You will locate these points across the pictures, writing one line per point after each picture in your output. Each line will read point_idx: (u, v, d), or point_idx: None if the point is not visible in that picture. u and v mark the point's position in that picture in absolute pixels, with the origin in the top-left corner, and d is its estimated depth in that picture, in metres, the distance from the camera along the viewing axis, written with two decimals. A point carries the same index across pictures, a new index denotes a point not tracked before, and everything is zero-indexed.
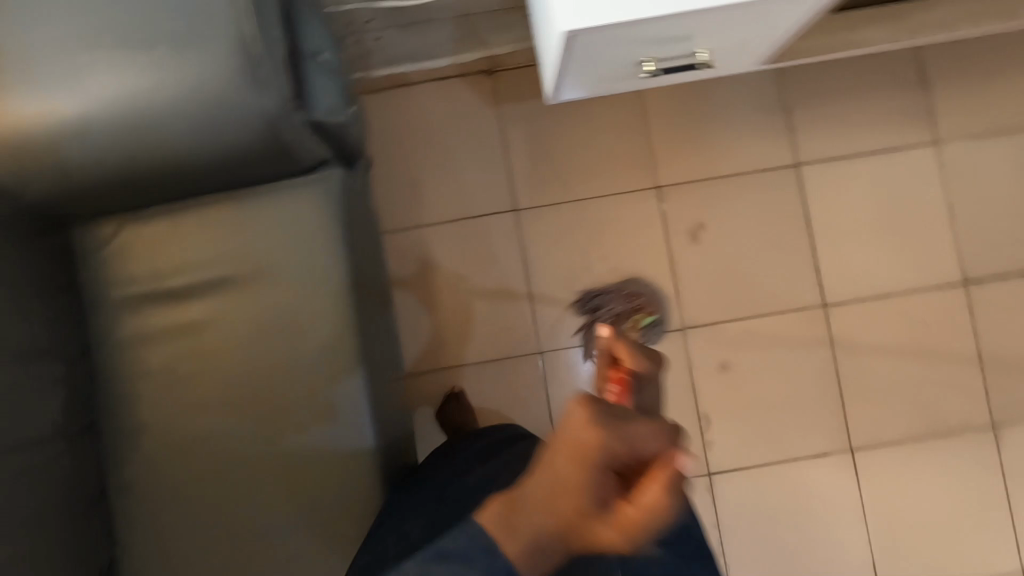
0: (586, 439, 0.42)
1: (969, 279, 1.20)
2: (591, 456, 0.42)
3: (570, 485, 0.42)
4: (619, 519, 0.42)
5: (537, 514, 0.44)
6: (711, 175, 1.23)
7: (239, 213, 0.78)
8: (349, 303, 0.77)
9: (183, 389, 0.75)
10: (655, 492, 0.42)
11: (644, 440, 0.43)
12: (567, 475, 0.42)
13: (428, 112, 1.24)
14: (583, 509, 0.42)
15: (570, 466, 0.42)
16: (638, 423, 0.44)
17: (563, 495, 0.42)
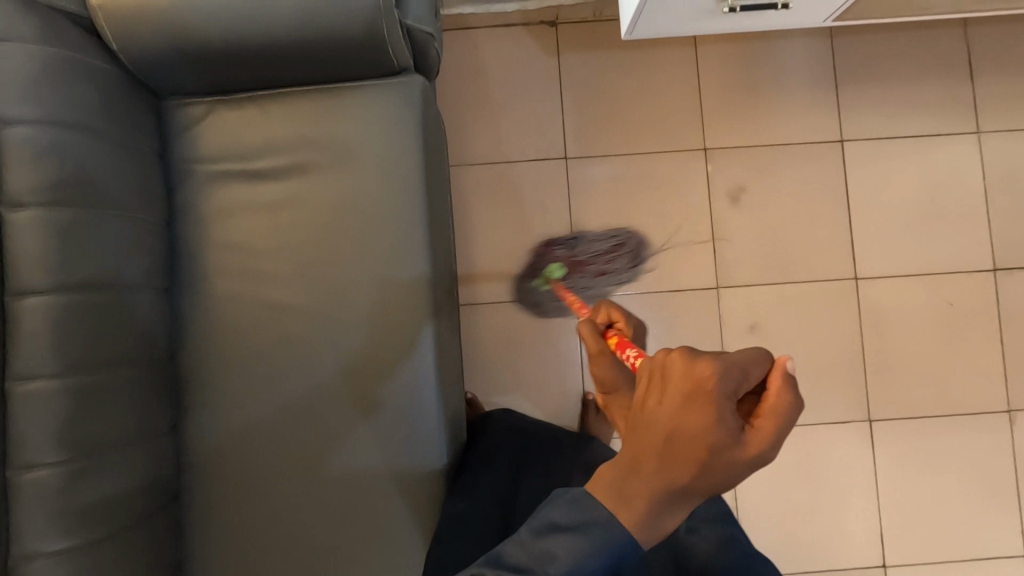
0: (705, 375, 0.44)
1: (998, 267, 1.24)
2: (715, 391, 0.44)
3: (699, 422, 0.44)
4: (749, 438, 0.44)
5: (660, 461, 0.45)
6: (761, 143, 1.25)
7: (326, 104, 0.82)
8: (422, 201, 0.82)
9: (258, 264, 0.80)
10: (775, 409, 0.45)
11: (756, 369, 0.46)
12: (690, 416, 0.44)
13: (486, 55, 1.26)
14: (717, 441, 0.43)
15: (696, 404, 0.44)
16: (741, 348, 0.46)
17: (693, 435, 0.44)
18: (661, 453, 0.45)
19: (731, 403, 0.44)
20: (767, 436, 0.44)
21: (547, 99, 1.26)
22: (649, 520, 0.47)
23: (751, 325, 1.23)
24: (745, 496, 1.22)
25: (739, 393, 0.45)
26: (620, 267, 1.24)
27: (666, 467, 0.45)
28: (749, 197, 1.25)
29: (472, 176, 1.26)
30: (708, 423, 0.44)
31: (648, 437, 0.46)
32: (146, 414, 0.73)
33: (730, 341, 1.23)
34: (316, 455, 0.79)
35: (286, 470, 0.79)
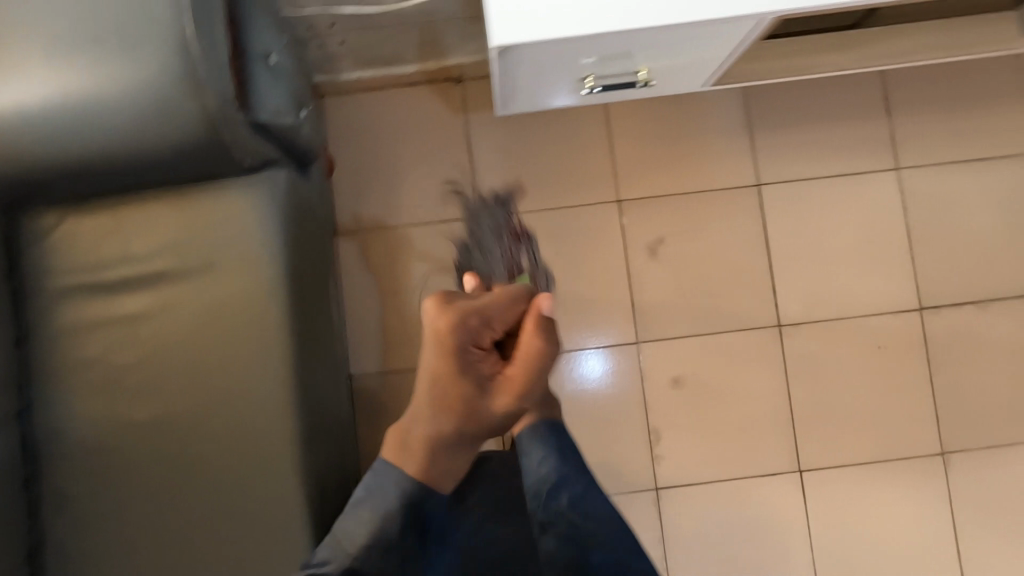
0: (455, 325, 0.60)
1: (924, 306, 1.21)
2: (465, 340, 0.60)
3: (453, 368, 0.60)
4: (503, 379, 0.63)
5: (429, 405, 0.62)
6: (675, 191, 1.23)
7: (183, 207, 0.79)
8: (286, 304, 0.78)
9: (117, 380, 0.77)
10: (529, 347, 0.63)
11: (504, 315, 0.63)
12: (443, 365, 0.60)
13: (392, 116, 1.23)
14: (471, 387, 0.61)
15: (446, 352, 0.60)
16: (490, 301, 0.63)
17: (448, 377, 0.60)
18: (437, 399, 0.62)
19: (478, 348, 0.62)
20: (524, 370, 0.63)
21: (456, 158, 1.23)
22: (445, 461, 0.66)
23: (674, 379, 1.20)
24: (677, 556, 1.18)
25: (486, 338, 0.63)
26: None
27: (435, 413, 0.62)
28: (666, 248, 1.22)
29: (381, 240, 1.22)
30: (459, 369, 0.60)
31: (425, 387, 0.62)
32: None
33: (653, 395, 1.20)
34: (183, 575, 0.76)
35: None
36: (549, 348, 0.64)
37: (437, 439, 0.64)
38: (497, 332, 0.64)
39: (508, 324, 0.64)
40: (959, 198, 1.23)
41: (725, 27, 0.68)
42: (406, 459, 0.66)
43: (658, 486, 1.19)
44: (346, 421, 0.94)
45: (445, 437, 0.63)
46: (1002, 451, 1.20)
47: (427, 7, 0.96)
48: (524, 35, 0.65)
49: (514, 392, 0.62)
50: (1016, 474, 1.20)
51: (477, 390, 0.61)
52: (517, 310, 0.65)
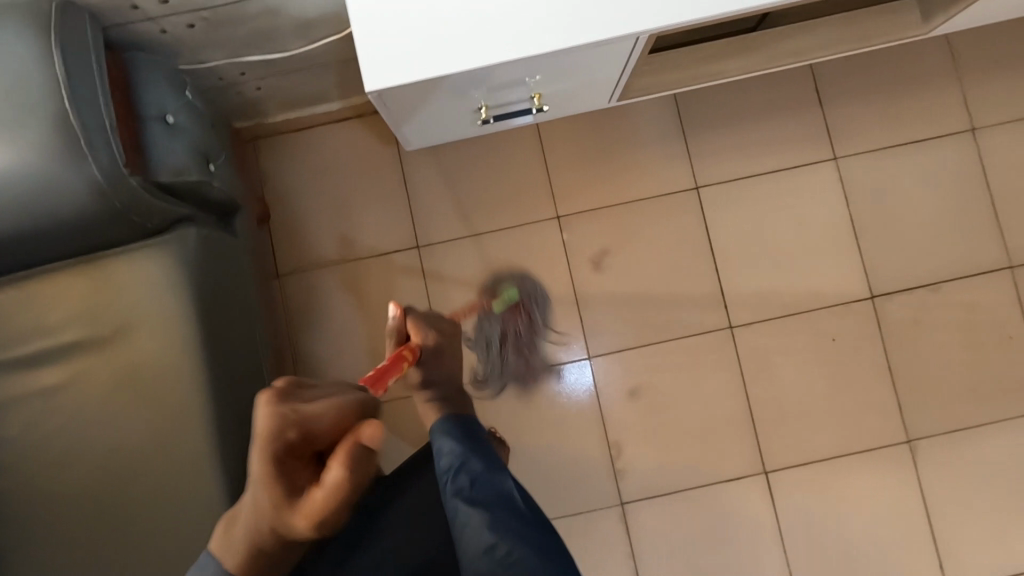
0: (268, 434, 0.47)
1: (875, 294, 1.20)
2: (274, 448, 0.47)
3: (264, 475, 0.48)
4: (309, 504, 0.48)
5: (252, 504, 0.52)
6: (615, 201, 1.22)
7: (90, 274, 0.78)
8: (202, 362, 0.78)
9: (38, 454, 0.77)
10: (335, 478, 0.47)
11: (330, 425, 0.50)
12: (256, 471, 0.48)
13: (325, 154, 1.22)
14: (275, 503, 0.48)
15: (256, 457, 0.48)
16: (320, 407, 0.49)
17: (259, 485, 0.49)
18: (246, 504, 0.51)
19: (292, 460, 0.48)
20: (331, 501, 0.48)
21: (393, 189, 1.23)
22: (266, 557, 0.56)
23: (629, 391, 1.19)
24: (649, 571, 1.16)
25: (307, 449, 0.49)
26: None
27: (254, 513, 0.51)
28: (611, 260, 1.21)
29: (324, 277, 1.22)
30: (268, 478, 0.48)
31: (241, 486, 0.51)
32: None
33: (610, 410, 1.19)
34: None
35: None
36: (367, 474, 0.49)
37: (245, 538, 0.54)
38: (323, 443, 0.50)
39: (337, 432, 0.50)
40: (901, 182, 1.22)
41: (602, 49, 0.67)
42: (226, 550, 0.57)
43: (623, 500, 1.17)
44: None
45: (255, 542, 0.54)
46: (969, 434, 1.18)
47: (334, 48, 0.96)
48: (393, 77, 0.64)
49: (317, 522, 0.48)
50: (985, 456, 1.18)
51: (280, 508, 0.49)
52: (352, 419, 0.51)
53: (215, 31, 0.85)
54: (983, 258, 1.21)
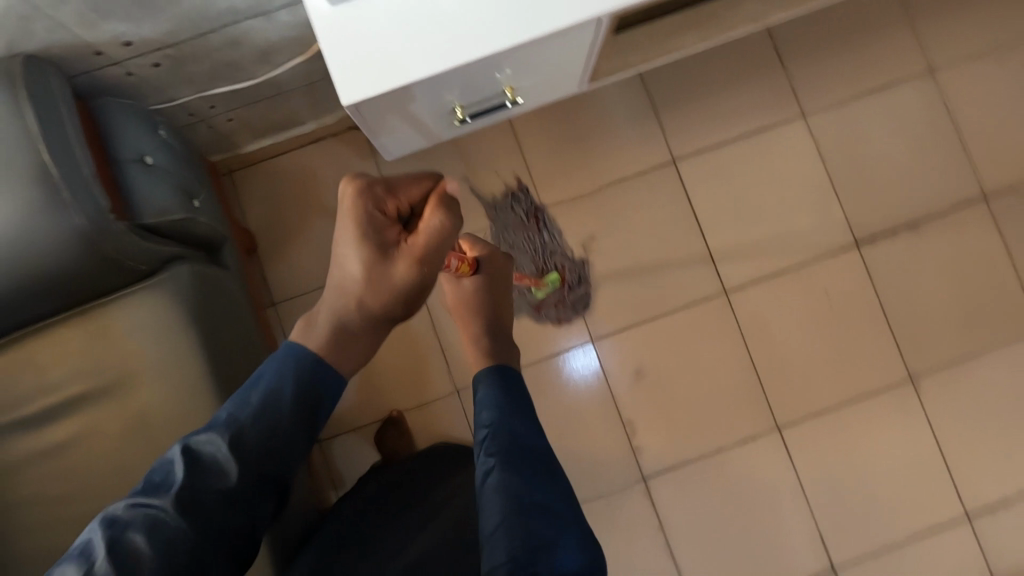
0: (360, 187, 0.60)
1: (860, 241, 1.23)
2: (364, 203, 0.60)
3: (363, 229, 0.60)
4: (409, 249, 0.61)
5: (344, 269, 0.61)
6: (597, 185, 1.23)
7: (90, 323, 0.78)
8: (214, 398, 0.78)
9: (59, 513, 0.76)
10: (430, 218, 0.61)
11: (407, 188, 0.63)
12: (350, 227, 0.60)
13: (304, 176, 1.22)
14: (374, 252, 0.60)
15: (350, 214, 0.60)
16: (401, 178, 0.63)
17: (355, 240, 0.60)
18: (339, 269, 0.62)
19: (383, 219, 0.61)
20: (422, 240, 0.61)
21: None
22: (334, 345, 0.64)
23: (637, 369, 1.20)
24: (679, 541, 1.18)
25: (393, 209, 0.62)
26: None
27: (349, 273, 0.61)
28: (600, 244, 1.22)
29: (319, 299, 1.21)
30: (366, 230, 0.60)
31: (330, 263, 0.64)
32: None
33: (619, 390, 1.20)
34: None
35: None
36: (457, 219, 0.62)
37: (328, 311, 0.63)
38: (404, 205, 0.63)
39: (414, 199, 0.64)
40: (870, 130, 1.25)
41: (569, 36, 0.69)
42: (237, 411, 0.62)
43: (644, 476, 1.19)
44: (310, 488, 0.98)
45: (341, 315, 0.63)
46: (967, 364, 1.21)
47: (300, 69, 0.96)
48: (368, 89, 0.65)
49: (417, 260, 0.60)
50: (985, 382, 1.21)
51: (373, 257, 0.60)
52: (429, 186, 0.64)
53: (180, 69, 0.85)
54: (958, 192, 1.24)
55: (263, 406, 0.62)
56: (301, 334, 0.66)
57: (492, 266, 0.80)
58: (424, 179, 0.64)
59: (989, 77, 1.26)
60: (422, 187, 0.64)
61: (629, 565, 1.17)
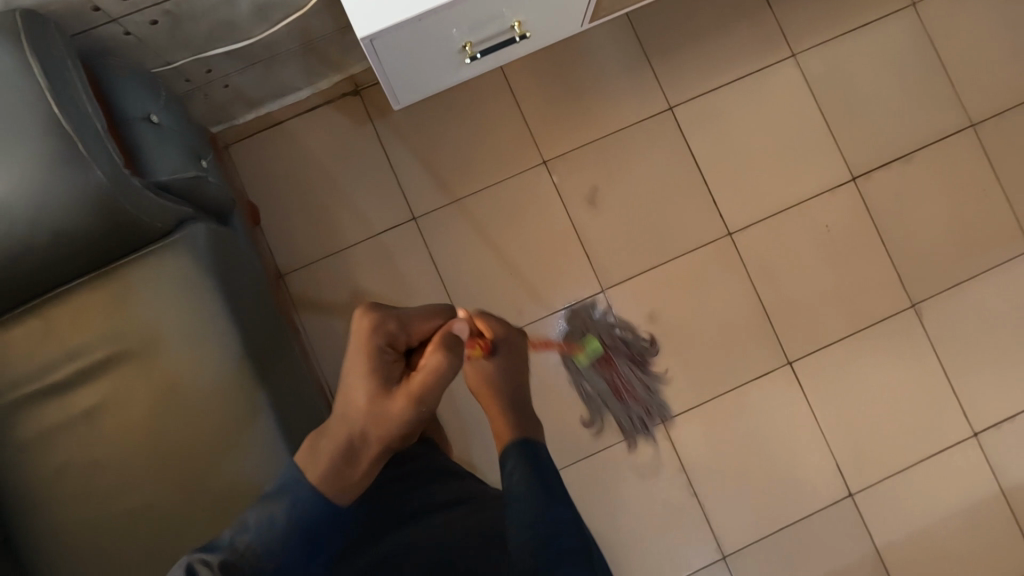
0: (374, 319, 0.61)
1: (856, 175, 1.26)
2: (371, 336, 0.60)
3: (367, 363, 0.60)
4: (407, 386, 0.59)
5: (342, 404, 0.61)
6: (597, 136, 1.24)
7: (111, 286, 0.77)
8: (243, 354, 0.78)
9: (95, 478, 0.75)
10: (434, 353, 0.60)
11: (418, 324, 0.63)
12: (356, 362, 0.60)
13: (302, 145, 1.21)
14: (374, 388, 0.59)
15: (359, 345, 0.60)
16: (414, 310, 0.64)
17: (358, 377, 0.59)
18: (341, 398, 0.61)
19: (388, 355, 0.61)
20: (422, 374, 0.59)
21: (378, 168, 1.22)
22: (327, 471, 0.60)
23: (649, 314, 1.22)
24: (701, 480, 1.20)
25: (399, 341, 0.62)
26: (505, 304, 1.21)
27: (346, 410, 0.60)
28: (604, 194, 1.23)
29: (328, 268, 1.21)
30: (371, 361, 0.60)
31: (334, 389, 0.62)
32: None
33: (632, 335, 1.22)
34: None
35: None
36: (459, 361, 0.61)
37: (329, 440, 0.59)
38: (413, 340, 0.63)
39: (422, 335, 0.64)
40: (859, 66, 1.27)
41: None
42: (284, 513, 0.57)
43: (663, 419, 1.21)
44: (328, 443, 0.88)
45: (336, 443, 0.59)
46: (964, 287, 1.25)
47: (296, 28, 0.95)
48: (383, 20, 0.65)
49: (411, 398, 0.59)
50: (982, 304, 1.25)
51: (375, 393, 0.59)
52: (438, 323, 0.65)
53: (179, 27, 0.83)
54: (945, 122, 1.27)
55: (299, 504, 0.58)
56: (309, 452, 0.60)
57: (511, 350, 0.71)
58: (435, 314, 0.64)
59: (970, 7, 1.29)
60: (433, 324, 0.64)
61: (654, 508, 1.19)
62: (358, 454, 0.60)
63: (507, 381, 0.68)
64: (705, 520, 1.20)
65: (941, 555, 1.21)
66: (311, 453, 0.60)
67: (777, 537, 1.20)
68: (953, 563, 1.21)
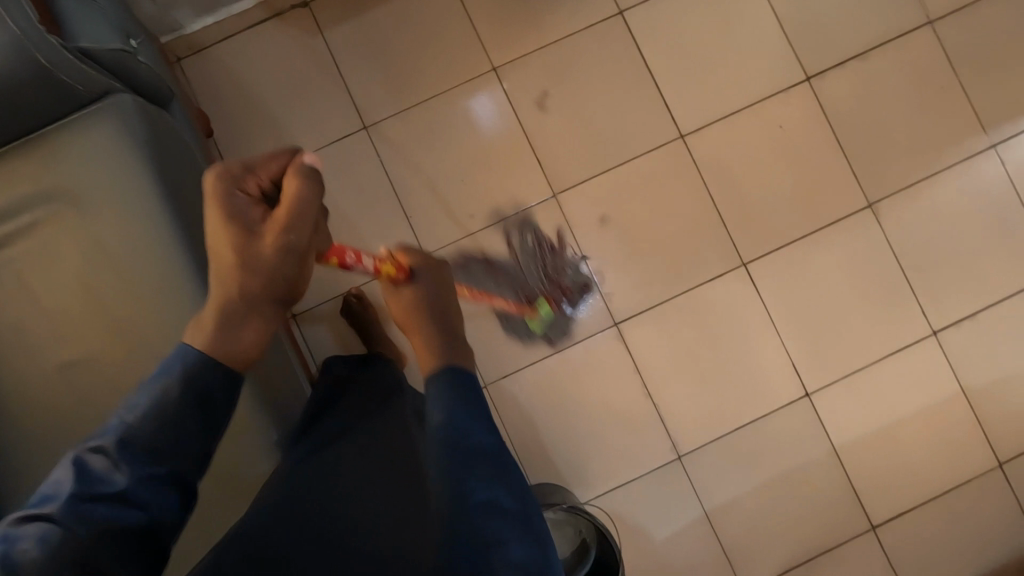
0: (223, 171, 0.60)
1: (810, 75, 1.24)
2: (223, 185, 0.60)
3: (231, 214, 0.59)
4: (276, 223, 0.60)
5: (217, 265, 0.60)
6: (546, 42, 1.24)
7: (41, 151, 0.79)
8: (169, 217, 0.79)
9: (31, 335, 0.78)
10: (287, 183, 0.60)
11: (270, 166, 0.63)
12: (218, 217, 0.59)
13: (255, 58, 1.23)
14: (246, 234, 0.59)
15: (214, 199, 0.60)
16: (261, 156, 0.63)
17: (224, 233, 0.59)
18: (216, 262, 0.60)
19: (250, 206, 0.61)
20: (282, 211, 0.59)
21: (328, 79, 1.23)
22: (219, 332, 0.59)
23: (600, 218, 1.22)
24: (656, 382, 1.21)
25: (259, 191, 0.62)
26: (457, 211, 1.22)
27: (224, 267, 0.60)
28: (554, 100, 1.23)
29: None
30: (234, 212, 0.59)
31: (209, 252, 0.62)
32: None
33: (585, 239, 1.22)
34: None
35: None
36: (318, 186, 0.62)
37: (218, 303, 0.59)
38: (270, 188, 0.63)
39: (275, 176, 0.63)
40: None
41: None
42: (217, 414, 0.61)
43: (617, 322, 1.21)
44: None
45: (225, 300, 0.60)
46: (923, 186, 1.24)
47: None
48: None
49: (286, 232, 0.59)
50: (941, 203, 1.24)
51: (242, 232, 0.59)
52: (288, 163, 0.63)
53: None
54: (903, 20, 1.25)
55: (185, 382, 0.57)
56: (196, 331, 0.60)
57: (428, 267, 0.68)
58: (280, 154, 0.63)
59: None
60: (282, 163, 0.63)
61: (609, 410, 1.20)
62: (245, 305, 0.60)
63: (429, 302, 0.65)
64: (660, 421, 1.20)
65: (900, 455, 1.21)
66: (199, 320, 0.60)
67: (733, 437, 1.20)
68: (912, 463, 1.21)
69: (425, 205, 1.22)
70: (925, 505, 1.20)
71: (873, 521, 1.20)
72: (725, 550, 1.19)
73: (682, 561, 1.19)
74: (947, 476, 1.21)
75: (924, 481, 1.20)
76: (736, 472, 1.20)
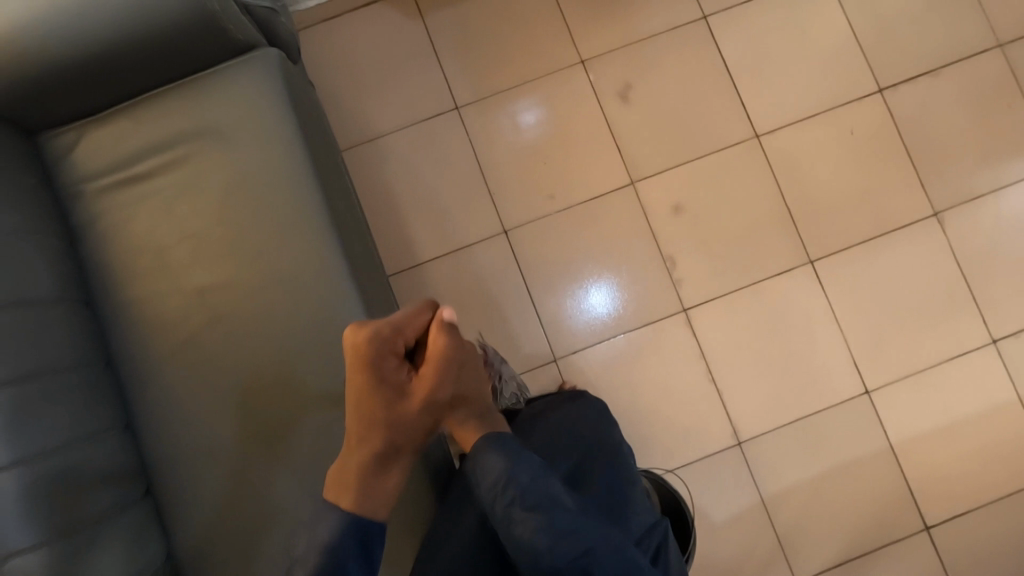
0: (373, 336, 0.71)
1: (883, 87, 1.30)
2: (376, 350, 0.71)
3: (375, 375, 0.71)
4: (423, 387, 0.73)
5: (362, 421, 0.72)
6: (632, 39, 1.31)
7: (194, 94, 0.86)
8: (307, 162, 0.85)
9: (167, 258, 0.83)
10: (438, 338, 0.74)
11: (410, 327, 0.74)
12: (363, 378, 0.71)
13: (357, 36, 1.31)
14: (390, 396, 0.72)
15: (360, 358, 0.71)
16: (400, 315, 0.75)
17: (371, 394, 0.72)
18: (358, 410, 0.72)
19: (389, 358, 0.73)
20: (432, 365, 0.73)
21: (425, 60, 1.30)
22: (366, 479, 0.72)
23: (674, 206, 1.27)
24: (720, 369, 1.24)
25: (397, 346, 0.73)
26: (538, 191, 1.27)
27: (366, 420, 0.72)
28: (637, 92, 1.29)
29: (373, 149, 1.29)
30: (377, 369, 0.72)
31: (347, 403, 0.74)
32: (93, 410, 0.77)
33: (660, 225, 1.27)
34: (265, 413, 0.80)
35: (237, 437, 0.80)
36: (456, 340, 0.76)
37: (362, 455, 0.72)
38: (409, 342, 0.75)
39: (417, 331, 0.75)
40: None
41: None
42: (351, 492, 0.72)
43: (685, 308, 1.25)
44: (375, 275, 0.95)
45: (371, 450, 0.72)
46: (987, 199, 1.28)
47: None
48: None
49: (428, 394, 0.73)
50: (1003, 216, 1.28)
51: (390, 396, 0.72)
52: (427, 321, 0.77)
53: None
54: (974, 42, 1.31)
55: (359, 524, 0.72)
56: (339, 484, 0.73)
57: None
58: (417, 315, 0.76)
59: None
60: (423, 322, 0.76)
61: (676, 390, 1.23)
62: (389, 454, 0.73)
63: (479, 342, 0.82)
64: (722, 408, 1.23)
65: (955, 458, 1.23)
66: (346, 477, 0.72)
67: (792, 429, 1.23)
68: (968, 466, 1.23)
69: (508, 184, 1.28)
70: (978, 509, 1.22)
71: (927, 521, 1.21)
72: (780, 539, 1.21)
73: (737, 547, 1.21)
74: (1001, 482, 1.22)
75: (978, 484, 1.22)
76: (793, 463, 1.22)
